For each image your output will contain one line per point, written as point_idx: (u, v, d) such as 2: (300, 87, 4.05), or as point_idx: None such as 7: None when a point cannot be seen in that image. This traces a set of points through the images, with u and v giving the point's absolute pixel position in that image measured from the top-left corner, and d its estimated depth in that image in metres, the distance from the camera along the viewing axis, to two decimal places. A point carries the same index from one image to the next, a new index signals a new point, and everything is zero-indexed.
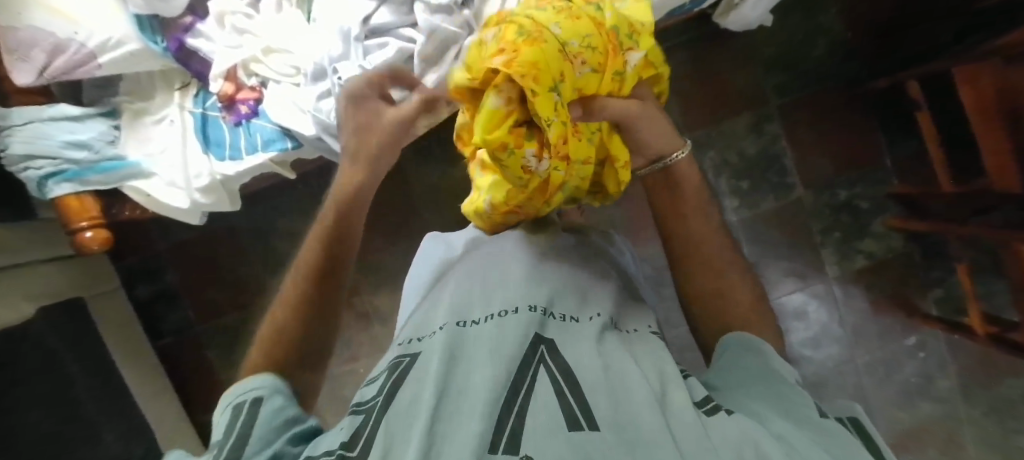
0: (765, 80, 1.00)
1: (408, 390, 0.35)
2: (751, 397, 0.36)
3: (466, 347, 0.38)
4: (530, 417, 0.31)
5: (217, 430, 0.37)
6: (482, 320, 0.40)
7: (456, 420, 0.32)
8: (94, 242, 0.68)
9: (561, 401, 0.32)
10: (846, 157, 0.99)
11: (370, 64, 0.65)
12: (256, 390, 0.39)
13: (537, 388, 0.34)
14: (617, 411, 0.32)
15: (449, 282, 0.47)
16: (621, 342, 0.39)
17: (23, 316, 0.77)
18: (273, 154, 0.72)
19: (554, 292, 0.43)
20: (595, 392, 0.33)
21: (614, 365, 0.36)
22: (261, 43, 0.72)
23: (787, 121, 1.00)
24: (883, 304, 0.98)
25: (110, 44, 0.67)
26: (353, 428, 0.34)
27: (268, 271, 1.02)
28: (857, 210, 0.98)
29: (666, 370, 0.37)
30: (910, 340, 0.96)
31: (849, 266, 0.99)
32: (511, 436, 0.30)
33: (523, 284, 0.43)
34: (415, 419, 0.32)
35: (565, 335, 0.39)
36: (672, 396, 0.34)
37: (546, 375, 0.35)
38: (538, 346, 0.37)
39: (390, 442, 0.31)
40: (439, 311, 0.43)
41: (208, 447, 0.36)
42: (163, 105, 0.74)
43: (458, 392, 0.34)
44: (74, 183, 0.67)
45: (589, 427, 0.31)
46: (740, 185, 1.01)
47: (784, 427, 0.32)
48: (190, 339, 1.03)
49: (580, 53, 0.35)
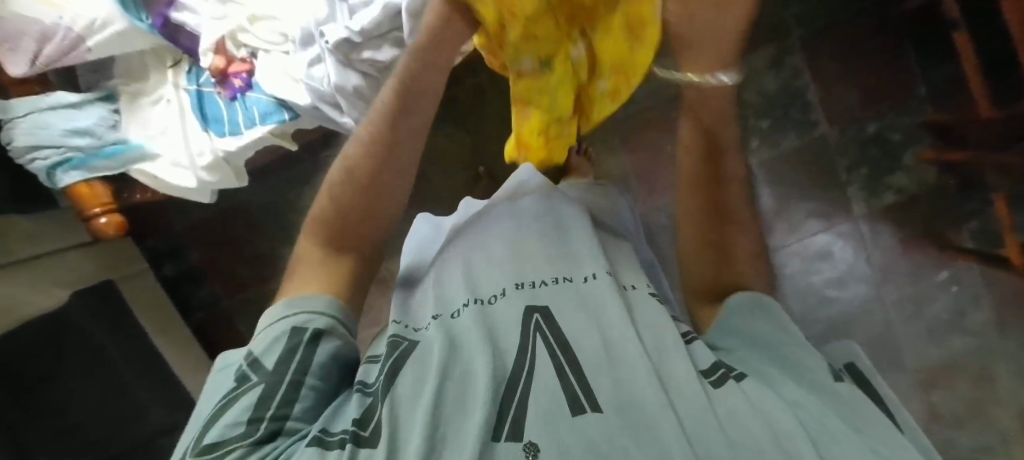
0: (784, 9, 0.93)
1: (408, 375, 0.35)
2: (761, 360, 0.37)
3: (462, 333, 0.38)
4: (531, 398, 0.32)
5: (271, 358, 0.36)
6: (470, 304, 0.40)
7: (460, 405, 0.32)
8: (110, 227, 0.69)
9: (561, 381, 0.32)
10: (876, 85, 0.92)
11: (357, 24, 0.61)
12: (317, 321, 0.38)
13: (536, 370, 0.34)
14: (619, 388, 0.32)
15: (443, 262, 0.47)
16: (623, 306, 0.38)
17: (59, 300, 0.82)
18: (271, 127, 0.70)
19: (543, 264, 0.42)
20: (595, 371, 0.33)
21: (613, 340, 0.35)
22: (247, 12, 0.70)
23: (810, 53, 0.94)
24: (914, 241, 0.93)
25: (96, 26, 0.65)
26: (364, 406, 0.34)
27: (286, 244, 1.04)
28: (886, 143, 0.93)
29: (665, 341, 0.36)
30: (942, 276, 0.93)
31: (877, 203, 0.95)
32: (514, 424, 0.31)
33: (514, 257, 0.43)
34: (418, 400, 0.33)
35: (559, 303, 0.39)
36: (672, 369, 0.34)
37: (545, 353, 0.35)
38: (532, 318, 0.37)
39: (394, 422, 0.31)
40: (431, 297, 0.43)
41: (258, 375, 0.35)
42: (158, 85, 0.74)
43: (459, 377, 0.34)
44: (82, 171, 0.68)
45: (592, 408, 0.31)
46: (760, 124, 0.97)
47: (796, 393, 0.33)
48: (219, 313, 1.06)
49: None
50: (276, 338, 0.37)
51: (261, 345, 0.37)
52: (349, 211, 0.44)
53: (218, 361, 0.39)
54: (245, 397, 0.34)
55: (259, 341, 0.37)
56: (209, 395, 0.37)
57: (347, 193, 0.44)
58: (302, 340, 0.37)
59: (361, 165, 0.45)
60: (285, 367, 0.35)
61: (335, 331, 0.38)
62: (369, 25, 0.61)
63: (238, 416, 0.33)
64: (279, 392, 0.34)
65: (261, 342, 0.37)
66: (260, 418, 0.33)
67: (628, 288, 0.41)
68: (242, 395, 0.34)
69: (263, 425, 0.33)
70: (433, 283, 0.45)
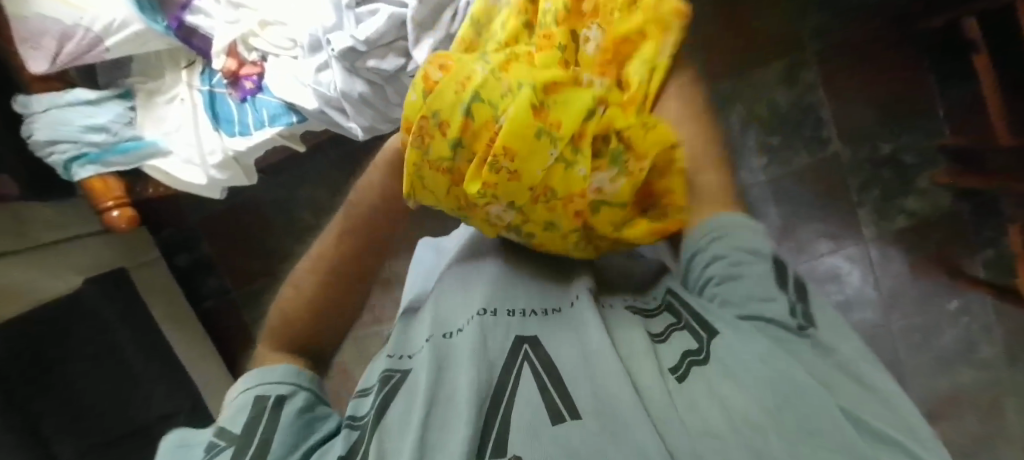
0: (801, 23, 0.91)
1: (396, 406, 0.35)
2: (729, 310, 0.34)
3: (450, 357, 0.37)
4: (515, 413, 0.32)
5: (237, 425, 0.36)
6: (466, 325, 0.39)
7: (446, 426, 0.33)
8: (121, 220, 0.71)
9: (544, 399, 0.33)
10: (893, 105, 0.90)
11: (362, 33, 0.62)
12: (278, 388, 0.39)
13: (520, 389, 0.34)
14: (596, 394, 0.32)
15: (436, 289, 0.46)
16: (599, 317, 0.38)
17: (72, 286, 0.85)
18: (279, 129, 0.72)
19: (529, 294, 0.42)
20: (575, 383, 0.33)
21: (592, 351, 0.35)
22: (258, 17, 0.72)
23: (825, 68, 0.91)
24: (923, 267, 0.92)
25: (114, 26, 0.68)
26: (350, 442, 0.35)
27: (294, 240, 1.06)
28: (901, 166, 0.90)
29: (639, 346, 0.35)
30: (952, 305, 0.91)
31: (888, 226, 0.93)
32: (499, 437, 0.31)
33: (502, 286, 0.42)
34: (409, 426, 0.33)
35: (546, 330, 0.38)
36: (640, 370, 0.34)
37: (528, 374, 0.35)
38: (520, 346, 0.37)
39: (384, 450, 0.32)
40: (423, 325, 0.42)
41: (224, 442, 0.35)
42: (173, 84, 0.76)
43: (446, 398, 0.34)
44: (98, 165, 0.71)
45: (571, 416, 0.31)
46: (769, 141, 0.94)
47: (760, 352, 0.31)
48: (228, 304, 1.10)
49: (561, 117, 0.32)
50: (241, 406, 0.38)
51: (226, 418, 0.37)
52: (309, 309, 0.46)
53: (170, 437, 0.38)
54: None
55: (227, 415, 0.38)
56: None
57: (307, 294, 0.46)
58: (267, 403, 0.38)
59: (315, 273, 0.46)
60: (251, 430, 0.36)
61: (297, 393, 0.40)
62: (373, 34, 0.62)
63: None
64: (247, 453, 0.34)
65: (228, 415, 0.38)
66: None
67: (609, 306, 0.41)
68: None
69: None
70: (425, 311, 0.44)
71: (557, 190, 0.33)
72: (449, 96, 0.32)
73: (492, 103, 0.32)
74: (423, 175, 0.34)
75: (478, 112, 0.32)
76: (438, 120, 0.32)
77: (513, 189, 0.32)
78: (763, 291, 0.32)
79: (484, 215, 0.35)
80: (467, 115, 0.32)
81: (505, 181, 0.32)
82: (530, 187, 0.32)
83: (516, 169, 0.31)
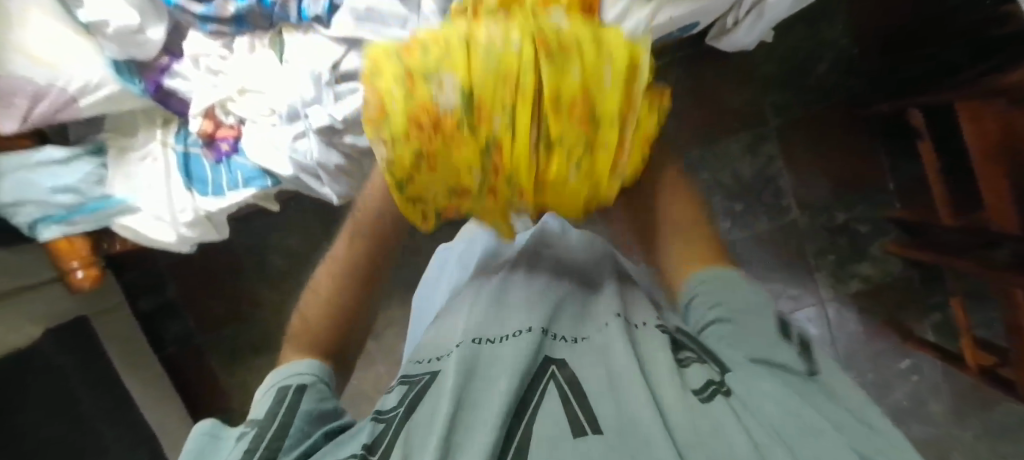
0: (764, 98, 0.95)
1: (422, 409, 0.41)
2: (744, 355, 0.41)
3: (480, 363, 0.45)
4: (538, 425, 0.38)
5: (262, 411, 0.43)
6: (499, 341, 0.47)
7: (473, 429, 0.38)
8: (85, 281, 0.72)
9: (566, 411, 0.38)
10: (848, 179, 0.95)
11: (340, 113, 0.64)
12: (302, 377, 0.46)
13: (545, 404, 0.40)
14: (619, 415, 0.38)
15: (462, 308, 0.56)
16: (627, 345, 0.44)
17: (31, 338, 0.84)
18: (254, 191, 0.74)
19: (564, 327, 0.50)
20: (598, 400, 0.39)
21: (615, 373, 0.41)
22: (236, 83, 0.69)
23: (785, 142, 0.96)
24: (874, 328, 0.97)
25: (89, 88, 0.66)
26: (376, 432, 0.42)
27: (265, 285, 1.06)
28: (854, 234, 0.96)
29: (661, 374, 0.40)
30: (903, 364, 0.97)
31: (842, 289, 0.98)
32: (521, 443, 0.37)
33: (523, 311, 0.51)
34: (434, 426, 0.38)
35: (572, 356, 0.45)
36: (665, 397, 0.38)
37: (556, 391, 0.41)
38: (547, 366, 0.44)
39: (411, 444, 0.38)
40: (457, 332, 0.51)
41: (251, 426, 0.42)
42: (147, 142, 0.75)
43: (472, 403, 0.40)
44: (62, 225, 0.70)
45: (592, 431, 0.36)
46: (733, 206, 0.98)
47: (774, 390, 0.37)
48: (193, 348, 1.07)
49: (478, 174, 0.43)
50: (267, 398, 0.45)
51: (257, 408, 0.44)
52: (329, 315, 0.52)
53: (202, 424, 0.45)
54: (240, 443, 0.41)
55: (257, 405, 0.45)
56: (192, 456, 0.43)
57: (334, 289, 0.53)
58: (290, 390, 0.45)
59: (333, 277, 0.54)
60: (274, 414, 0.42)
61: (319, 386, 0.46)
62: (350, 114, 0.64)
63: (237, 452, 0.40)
64: (268, 434, 0.41)
65: (258, 405, 0.45)
66: (254, 449, 0.40)
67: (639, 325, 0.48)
68: (241, 441, 0.41)
69: (258, 452, 0.39)
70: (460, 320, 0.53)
71: (506, 192, 0.45)
72: (424, 193, 0.45)
73: (452, 191, 0.45)
74: (453, 203, 0.47)
75: (454, 203, 0.47)
76: (436, 194, 0.45)
77: (508, 93, 0.41)
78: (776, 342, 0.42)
79: (504, 207, 0.47)
80: (452, 196, 0.46)
81: (469, 199, 0.46)
82: (472, 186, 0.44)
83: (492, 179, 0.44)
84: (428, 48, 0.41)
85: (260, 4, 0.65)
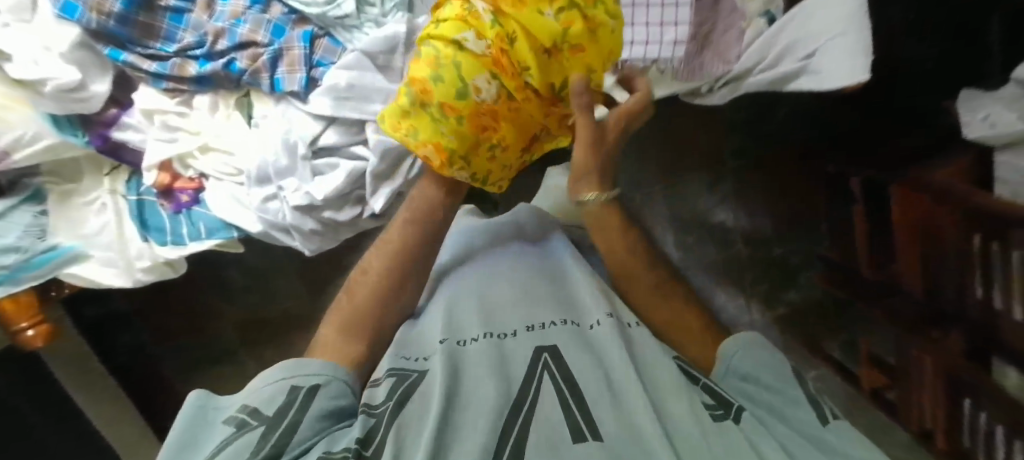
0: (727, 139, 1.03)
1: (409, 411, 0.43)
2: (760, 407, 0.46)
3: (466, 363, 0.47)
4: (532, 429, 0.39)
5: (269, 407, 0.44)
6: (478, 339, 0.50)
7: (461, 430, 0.40)
8: (38, 339, 0.73)
9: (566, 414, 0.40)
10: (788, 215, 1.03)
11: (316, 189, 0.70)
12: (309, 381, 0.47)
13: (541, 399, 0.42)
14: (619, 422, 0.40)
15: (452, 302, 0.57)
16: (623, 346, 0.46)
17: None
18: (216, 242, 0.75)
19: (553, 310, 0.53)
20: (597, 406, 0.41)
21: (614, 376, 0.44)
22: (199, 141, 0.74)
23: (738, 182, 1.05)
24: (794, 344, 1.04)
25: (25, 140, 0.69)
26: (367, 427, 0.43)
27: (219, 295, 1.04)
28: (786, 265, 1.05)
29: (662, 384, 0.44)
30: (812, 373, 1.03)
31: (771, 311, 1.06)
32: (515, 446, 0.38)
33: (518, 306, 0.54)
34: (423, 428, 0.40)
35: (564, 343, 0.48)
36: (670, 408, 0.42)
37: (551, 385, 0.43)
38: (541, 355, 0.46)
39: (400, 444, 0.39)
40: (437, 330, 0.53)
41: (254, 420, 0.43)
42: (92, 188, 0.77)
43: (459, 404, 0.43)
44: (7, 285, 0.69)
45: (592, 437, 0.38)
46: (685, 238, 1.08)
47: (787, 435, 0.43)
48: (146, 359, 1.06)
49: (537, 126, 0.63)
50: (273, 394, 0.45)
51: (259, 399, 0.45)
52: (375, 295, 0.57)
53: (197, 397, 0.46)
54: (244, 437, 0.41)
55: (256, 396, 0.45)
56: (190, 430, 0.43)
57: (381, 266, 0.58)
58: (299, 392, 0.46)
59: (378, 255, 0.59)
60: (281, 415, 0.43)
61: (328, 388, 0.47)
62: (329, 189, 0.70)
63: (243, 446, 0.40)
64: (273, 436, 0.42)
65: (257, 397, 0.45)
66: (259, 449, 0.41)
67: (630, 324, 0.51)
68: (238, 434, 0.42)
69: (264, 450, 0.41)
70: (448, 317, 0.54)
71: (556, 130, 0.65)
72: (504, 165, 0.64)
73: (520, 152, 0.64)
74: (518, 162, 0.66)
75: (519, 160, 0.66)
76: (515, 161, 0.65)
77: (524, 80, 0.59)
78: (793, 396, 0.46)
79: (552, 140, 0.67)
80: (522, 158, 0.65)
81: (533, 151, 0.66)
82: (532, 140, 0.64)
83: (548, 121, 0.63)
84: (439, 79, 0.58)
85: (228, 70, 0.72)
